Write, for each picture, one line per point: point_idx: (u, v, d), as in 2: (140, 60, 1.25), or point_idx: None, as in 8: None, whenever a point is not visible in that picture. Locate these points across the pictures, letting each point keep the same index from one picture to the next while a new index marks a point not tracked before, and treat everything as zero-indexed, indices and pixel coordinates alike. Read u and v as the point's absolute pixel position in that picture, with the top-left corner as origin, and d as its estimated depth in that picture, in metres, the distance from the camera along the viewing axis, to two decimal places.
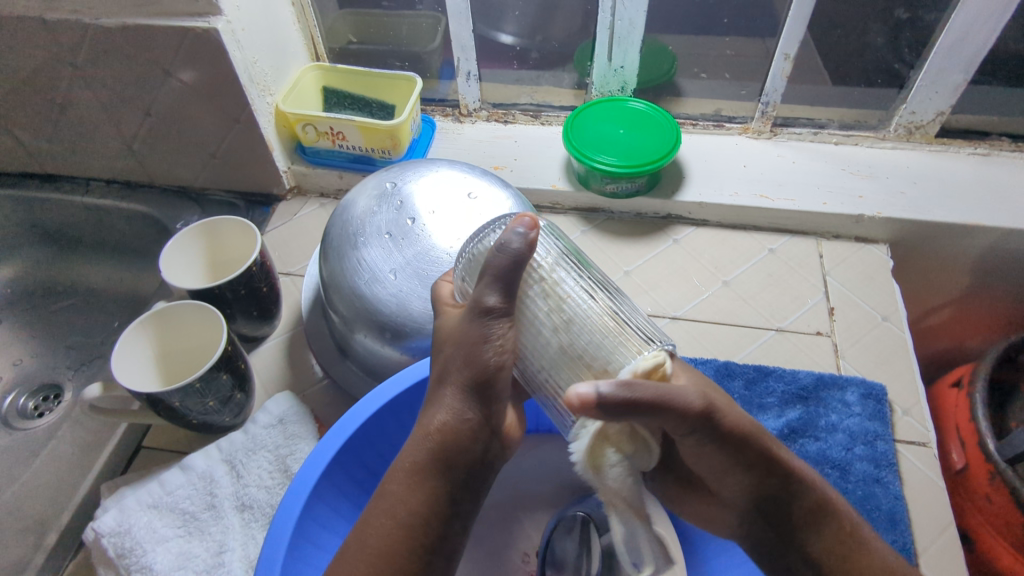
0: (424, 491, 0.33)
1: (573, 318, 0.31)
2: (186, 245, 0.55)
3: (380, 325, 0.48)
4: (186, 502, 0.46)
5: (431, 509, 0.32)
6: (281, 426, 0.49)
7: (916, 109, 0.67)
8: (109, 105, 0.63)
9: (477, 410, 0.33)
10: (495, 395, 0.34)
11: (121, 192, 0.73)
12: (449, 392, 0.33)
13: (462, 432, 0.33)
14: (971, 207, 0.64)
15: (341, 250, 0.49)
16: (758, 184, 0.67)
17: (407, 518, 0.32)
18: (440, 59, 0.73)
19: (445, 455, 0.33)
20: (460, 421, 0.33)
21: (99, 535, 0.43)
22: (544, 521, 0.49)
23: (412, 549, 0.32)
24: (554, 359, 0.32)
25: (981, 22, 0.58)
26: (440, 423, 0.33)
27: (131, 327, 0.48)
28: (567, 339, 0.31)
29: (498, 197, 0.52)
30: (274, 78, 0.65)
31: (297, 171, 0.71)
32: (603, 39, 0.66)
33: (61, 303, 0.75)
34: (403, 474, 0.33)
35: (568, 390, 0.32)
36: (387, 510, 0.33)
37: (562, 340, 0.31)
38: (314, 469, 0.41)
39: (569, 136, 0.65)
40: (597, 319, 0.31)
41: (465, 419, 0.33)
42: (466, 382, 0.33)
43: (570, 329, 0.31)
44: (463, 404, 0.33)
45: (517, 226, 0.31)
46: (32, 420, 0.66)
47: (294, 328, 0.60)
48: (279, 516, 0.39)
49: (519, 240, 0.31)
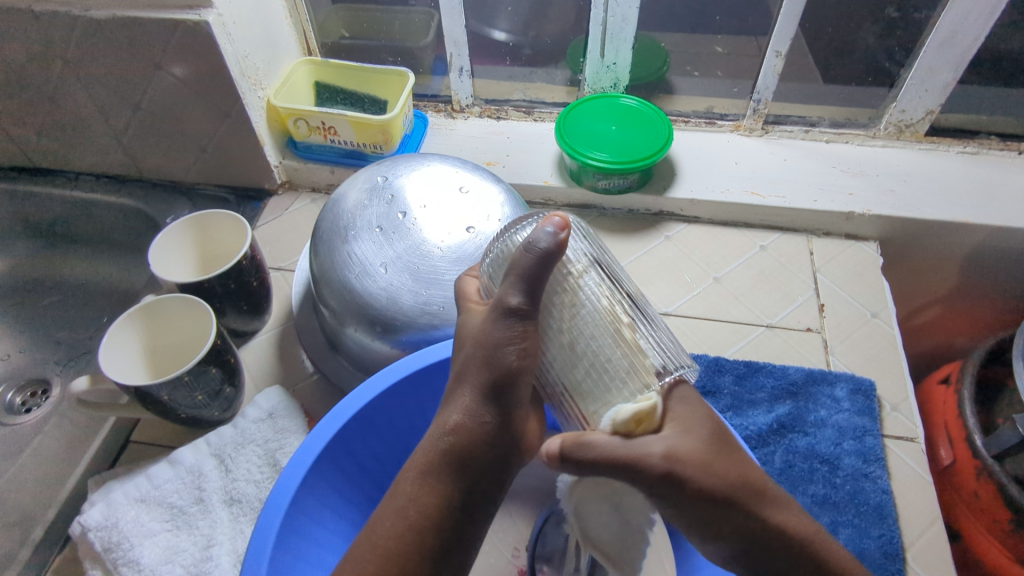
0: (435, 491, 0.32)
1: (592, 325, 0.32)
2: (176, 238, 0.54)
3: (371, 319, 0.47)
4: (174, 496, 0.45)
5: (443, 510, 0.32)
6: (270, 420, 0.49)
7: (906, 107, 0.67)
8: (99, 98, 0.63)
9: (495, 412, 0.32)
10: (515, 396, 0.32)
11: (111, 186, 0.73)
12: (467, 392, 0.33)
13: (479, 433, 0.32)
14: (960, 205, 0.65)
15: (331, 244, 0.49)
16: (749, 181, 0.68)
17: (418, 518, 0.32)
18: (433, 54, 0.73)
19: (460, 458, 0.32)
20: (477, 422, 0.32)
21: (86, 529, 0.43)
22: (534, 516, 0.49)
23: (423, 549, 0.31)
24: (573, 365, 0.32)
25: (970, 21, 0.58)
26: (457, 422, 0.32)
27: (119, 321, 0.48)
28: (586, 342, 0.32)
29: (489, 192, 0.52)
30: (265, 72, 0.64)
31: (289, 165, 0.71)
32: (596, 35, 0.66)
33: (49, 298, 0.74)
34: (418, 472, 0.33)
35: (584, 393, 0.32)
36: (398, 507, 0.32)
37: (582, 343, 0.32)
38: (302, 462, 0.41)
39: (561, 132, 0.65)
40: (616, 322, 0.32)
41: (480, 421, 0.32)
42: (484, 383, 0.32)
43: (588, 333, 0.32)
44: (480, 405, 0.32)
45: (546, 226, 0.32)
46: (19, 416, 0.66)
47: (285, 323, 0.60)
48: (267, 509, 0.39)
49: (547, 239, 0.31)
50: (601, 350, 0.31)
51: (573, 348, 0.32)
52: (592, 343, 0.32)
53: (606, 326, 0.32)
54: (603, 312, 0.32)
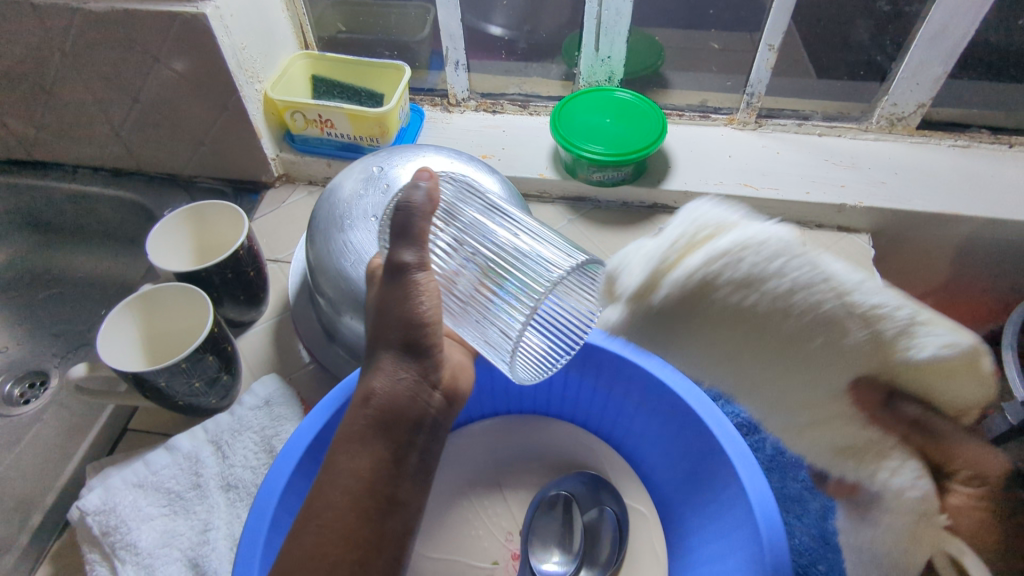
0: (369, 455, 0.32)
1: (480, 261, 0.39)
2: (173, 228, 0.55)
3: (367, 307, 0.48)
4: (171, 481, 0.46)
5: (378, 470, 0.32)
6: (266, 408, 0.50)
7: (898, 100, 0.68)
8: (97, 91, 0.63)
9: (410, 366, 0.34)
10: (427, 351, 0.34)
11: (108, 179, 0.73)
12: (385, 356, 0.34)
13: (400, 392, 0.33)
14: (952, 197, 0.65)
15: (327, 233, 0.50)
16: (743, 174, 0.68)
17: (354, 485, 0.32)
18: (429, 49, 0.74)
19: (384, 421, 0.33)
20: (397, 381, 0.33)
21: (84, 514, 0.43)
22: (528, 500, 0.50)
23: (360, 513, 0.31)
24: (482, 304, 0.38)
25: (959, 16, 0.59)
26: (377, 386, 0.33)
27: (116, 309, 0.48)
28: (478, 277, 0.38)
29: (484, 182, 0.52)
30: (262, 65, 0.65)
31: (286, 158, 0.71)
32: (590, 29, 0.67)
33: (47, 291, 0.75)
34: (345, 443, 0.33)
35: (499, 324, 0.38)
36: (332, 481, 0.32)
37: (482, 280, 0.38)
38: (298, 446, 0.42)
39: (556, 125, 0.66)
40: (497, 254, 0.38)
41: (399, 379, 0.34)
42: (397, 344, 0.34)
43: (478, 267, 0.39)
44: (398, 363, 0.34)
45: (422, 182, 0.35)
46: (17, 407, 0.66)
47: (281, 313, 0.61)
48: (265, 490, 0.40)
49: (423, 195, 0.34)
50: (495, 278, 0.38)
51: (475, 284, 0.39)
52: (489, 276, 0.38)
53: (489, 257, 0.38)
54: (488, 248, 0.39)
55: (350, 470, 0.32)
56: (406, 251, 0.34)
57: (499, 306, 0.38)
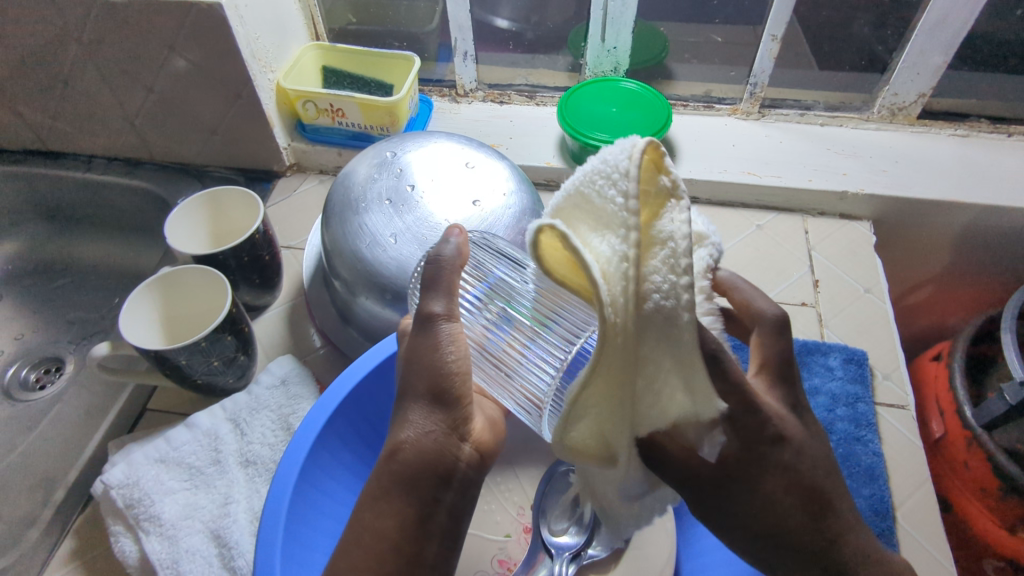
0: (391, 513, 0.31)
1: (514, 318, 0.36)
2: (191, 213, 0.56)
3: (381, 287, 0.49)
4: (191, 457, 0.47)
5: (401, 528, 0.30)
6: (283, 387, 0.51)
7: (899, 90, 0.69)
8: (112, 81, 0.64)
9: (439, 421, 0.32)
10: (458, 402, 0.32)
11: (122, 168, 0.74)
12: (413, 406, 0.32)
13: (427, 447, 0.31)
14: (952, 185, 0.66)
15: (343, 216, 0.51)
16: (746, 162, 0.69)
17: (377, 544, 0.30)
18: (437, 40, 0.75)
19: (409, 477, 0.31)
20: (424, 436, 0.31)
21: (109, 487, 0.44)
22: (538, 476, 0.51)
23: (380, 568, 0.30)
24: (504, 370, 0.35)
25: (959, 6, 0.60)
26: (405, 440, 0.31)
27: (137, 291, 0.49)
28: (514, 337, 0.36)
29: (494, 168, 0.54)
30: (275, 55, 0.66)
31: (297, 148, 0.73)
32: (597, 19, 0.68)
33: (62, 279, 0.76)
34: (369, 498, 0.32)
35: (536, 387, 0.34)
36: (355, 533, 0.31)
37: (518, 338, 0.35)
38: (317, 419, 0.43)
39: (563, 114, 0.67)
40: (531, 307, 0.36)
41: (428, 433, 0.31)
42: (425, 394, 0.32)
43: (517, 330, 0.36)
44: (427, 419, 0.31)
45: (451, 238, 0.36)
46: (34, 392, 0.67)
47: (295, 298, 0.62)
48: (286, 461, 0.41)
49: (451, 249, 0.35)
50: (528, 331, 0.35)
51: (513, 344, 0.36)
52: (522, 335, 0.35)
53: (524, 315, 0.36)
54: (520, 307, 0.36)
55: (374, 528, 0.31)
56: (435, 302, 0.33)
57: (535, 360, 0.35)
